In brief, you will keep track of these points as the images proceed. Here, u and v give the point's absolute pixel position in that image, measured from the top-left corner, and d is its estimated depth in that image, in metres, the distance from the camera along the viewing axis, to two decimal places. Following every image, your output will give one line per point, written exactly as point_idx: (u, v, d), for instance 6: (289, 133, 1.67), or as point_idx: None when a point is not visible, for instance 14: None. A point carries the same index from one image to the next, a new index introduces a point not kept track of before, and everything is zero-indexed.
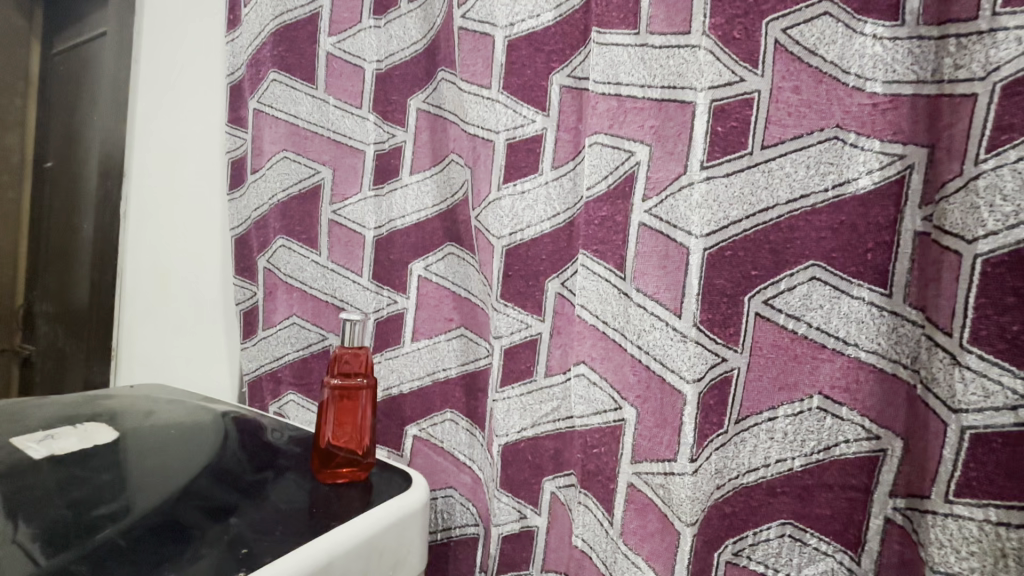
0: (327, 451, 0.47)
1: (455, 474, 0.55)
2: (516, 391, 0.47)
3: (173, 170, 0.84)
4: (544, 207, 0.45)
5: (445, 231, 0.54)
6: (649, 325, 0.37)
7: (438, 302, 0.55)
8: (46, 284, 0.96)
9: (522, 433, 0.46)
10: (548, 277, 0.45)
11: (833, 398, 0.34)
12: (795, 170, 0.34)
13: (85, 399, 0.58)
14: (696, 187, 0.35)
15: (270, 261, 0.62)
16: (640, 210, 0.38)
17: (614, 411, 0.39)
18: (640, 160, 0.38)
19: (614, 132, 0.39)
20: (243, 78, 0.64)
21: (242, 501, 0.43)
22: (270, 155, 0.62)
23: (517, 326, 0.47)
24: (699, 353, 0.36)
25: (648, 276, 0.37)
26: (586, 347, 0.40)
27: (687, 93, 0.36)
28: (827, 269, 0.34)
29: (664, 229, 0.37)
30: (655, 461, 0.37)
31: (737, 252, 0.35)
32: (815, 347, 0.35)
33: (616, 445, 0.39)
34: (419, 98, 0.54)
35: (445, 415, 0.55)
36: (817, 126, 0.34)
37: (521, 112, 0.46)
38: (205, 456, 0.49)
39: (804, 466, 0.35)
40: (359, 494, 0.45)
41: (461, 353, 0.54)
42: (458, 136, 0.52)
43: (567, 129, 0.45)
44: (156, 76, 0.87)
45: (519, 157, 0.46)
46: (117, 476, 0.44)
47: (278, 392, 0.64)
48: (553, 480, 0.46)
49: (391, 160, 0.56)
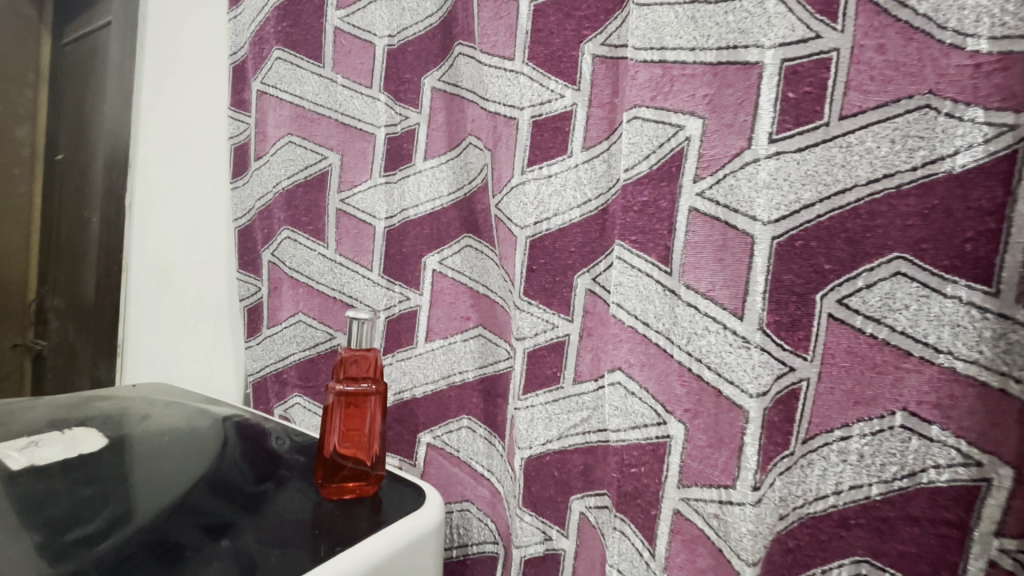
0: (332, 462, 0.42)
1: (472, 487, 0.50)
2: (541, 399, 0.42)
3: (176, 163, 0.81)
4: (574, 193, 0.40)
5: (462, 221, 0.50)
6: (701, 328, 0.31)
7: (454, 299, 0.50)
8: (57, 275, 0.91)
9: (548, 446, 0.41)
10: (577, 271, 0.41)
11: (920, 415, 0.29)
12: (877, 145, 0.28)
13: (79, 402, 0.55)
14: (764, 163, 0.30)
15: (275, 254, 0.59)
16: (689, 193, 0.32)
17: (658, 427, 0.33)
18: (691, 135, 0.32)
19: (657, 104, 0.33)
20: (246, 58, 0.60)
21: (241, 516, 0.39)
22: (274, 139, 0.57)
23: (541, 326, 0.42)
24: (763, 362, 0.30)
25: (701, 270, 0.32)
26: (621, 352, 0.35)
27: (750, 53, 0.30)
28: (916, 263, 0.28)
29: (717, 214, 0.31)
30: (707, 486, 0.31)
31: (809, 241, 0.29)
32: (899, 355, 0.29)
33: (659, 466, 0.33)
34: (434, 76, 0.49)
35: (461, 422, 0.50)
36: (905, 93, 0.28)
37: (549, 86, 0.41)
38: (200, 465, 0.45)
39: (884, 495, 0.29)
40: (365, 513, 0.41)
41: (479, 356, 0.50)
42: (476, 116, 0.47)
43: (601, 104, 0.39)
44: (161, 65, 0.84)
45: (546, 136, 0.41)
46: (100, 490, 0.40)
47: (284, 395, 0.60)
48: (582, 500, 0.41)
49: (403, 144, 0.51)
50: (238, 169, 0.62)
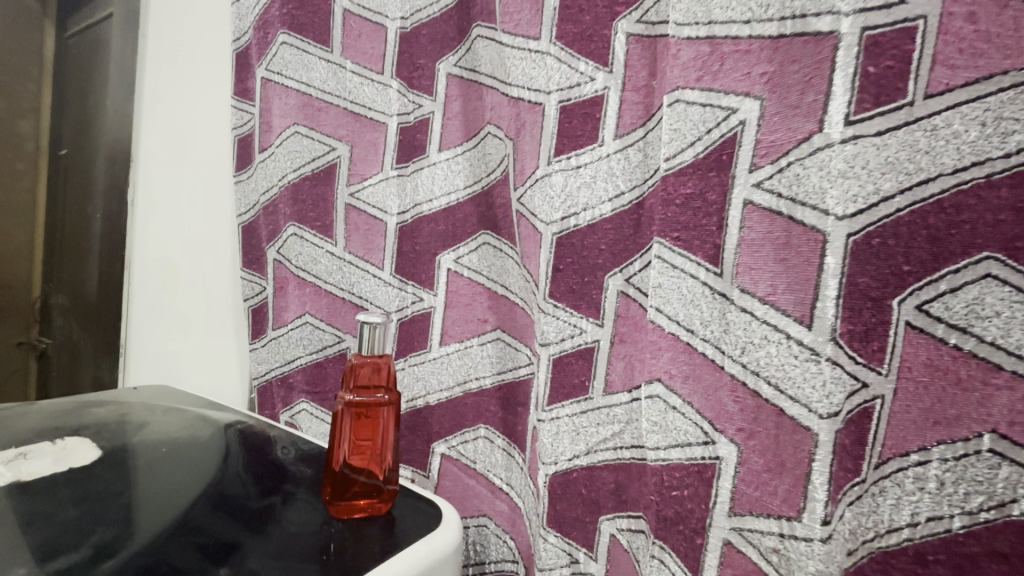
0: (341, 478, 0.39)
1: (490, 501, 0.47)
2: (568, 411, 0.38)
3: (179, 156, 0.78)
4: (605, 184, 0.36)
5: (480, 217, 0.46)
6: (759, 338, 0.28)
7: (470, 300, 0.47)
8: (60, 273, 0.86)
9: (574, 462, 0.38)
10: (607, 271, 0.37)
11: (1012, 438, 0.24)
12: (965, 128, 0.24)
13: (73, 409, 0.52)
14: (837, 149, 0.25)
15: (281, 251, 0.55)
16: (744, 183, 0.28)
17: (705, 446, 0.29)
18: (747, 119, 0.28)
19: (704, 86, 0.29)
20: (250, 44, 0.57)
21: (245, 537, 0.36)
22: (280, 130, 0.54)
23: (568, 331, 0.38)
24: (835, 377, 0.26)
25: (758, 271, 0.28)
26: (661, 362, 0.31)
27: (822, 22, 0.26)
28: (1010, 264, 0.24)
29: (779, 208, 0.27)
30: (766, 516, 0.28)
31: (887, 237, 0.25)
32: (988, 369, 0.25)
33: (705, 490, 0.29)
34: (450, 61, 0.46)
35: (478, 431, 0.47)
36: (999, 68, 0.23)
37: (578, 67, 0.37)
38: (200, 479, 0.42)
39: (968, 529, 0.25)
40: (378, 534, 0.37)
41: (498, 361, 0.46)
42: (496, 103, 0.44)
43: (636, 87, 0.36)
44: (163, 56, 0.81)
45: (574, 123, 0.37)
46: (87, 511, 0.37)
47: (290, 400, 0.57)
48: (613, 521, 0.38)
49: (417, 135, 0.47)
50: (242, 162, 0.59)
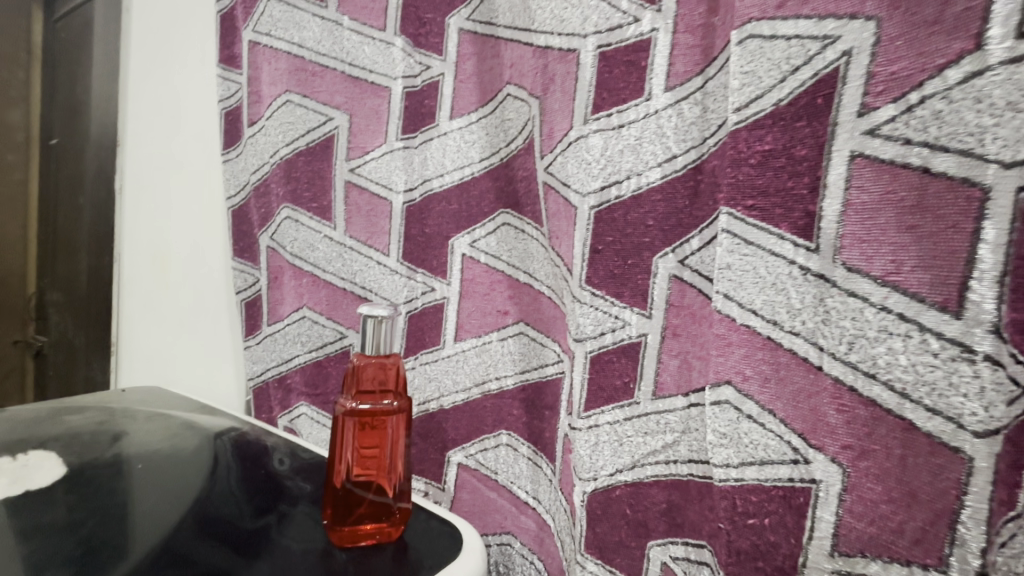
0: (344, 501, 0.33)
1: (515, 517, 0.41)
2: (610, 418, 0.32)
3: (168, 139, 0.72)
4: (653, 147, 0.30)
5: (498, 193, 0.40)
6: (877, 334, 0.22)
7: (489, 289, 0.41)
8: (54, 269, 0.83)
9: (617, 477, 0.32)
10: (656, 251, 0.31)
11: None
12: None
13: (47, 416, 0.47)
14: (1001, 73, 0.18)
15: (274, 237, 0.50)
16: (851, 131, 0.22)
17: (794, 467, 0.23)
18: (853, 49, 0.22)
19: (789, 13, 0.23)
20: (235, 5, 0.51)
21: (235, 567, 0.30)
22: (270, 99, 0.48)
23: (608, 324, 0.32)
24: (998, 385, 0.19)
25: (872, 244, 0.22)
26: (732, 362, 0.25)
27: None
28: None
29: (906, 158, 0.21)
30: (885, 561, 0.22)
31: None
32: None
33: (795, 520, 0.23)
34: (462, 13, 0.39)
35: (499, 438, 0.41)
36: None
37: (619, 6, 0.31)
38: (181, 500, 0.37)
39: None
40: (388, 567, 0.31)
41: (521, 359, 0.40)
42: (519, 58, 0.37)
43: (692, 27, 0.29)
44: (150, 29, 0.75)
45: (616, 73, 0.31)
46: (48, 542, 0.31)
47: (289, 403, 0.51)
48: (665, 548, 0.31)
49: (424, 100, 0.41)
50: (229, 139, 0.53)
